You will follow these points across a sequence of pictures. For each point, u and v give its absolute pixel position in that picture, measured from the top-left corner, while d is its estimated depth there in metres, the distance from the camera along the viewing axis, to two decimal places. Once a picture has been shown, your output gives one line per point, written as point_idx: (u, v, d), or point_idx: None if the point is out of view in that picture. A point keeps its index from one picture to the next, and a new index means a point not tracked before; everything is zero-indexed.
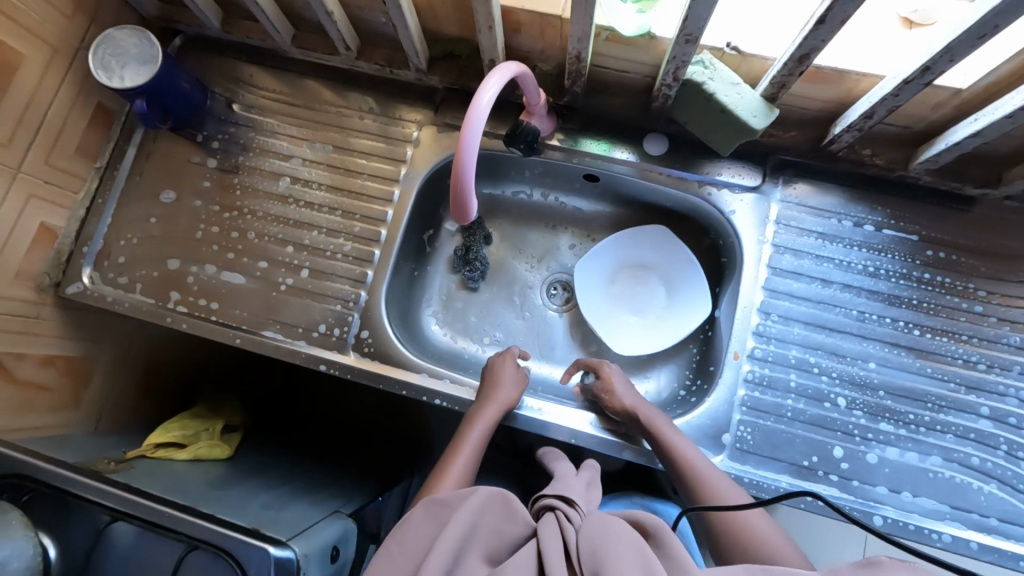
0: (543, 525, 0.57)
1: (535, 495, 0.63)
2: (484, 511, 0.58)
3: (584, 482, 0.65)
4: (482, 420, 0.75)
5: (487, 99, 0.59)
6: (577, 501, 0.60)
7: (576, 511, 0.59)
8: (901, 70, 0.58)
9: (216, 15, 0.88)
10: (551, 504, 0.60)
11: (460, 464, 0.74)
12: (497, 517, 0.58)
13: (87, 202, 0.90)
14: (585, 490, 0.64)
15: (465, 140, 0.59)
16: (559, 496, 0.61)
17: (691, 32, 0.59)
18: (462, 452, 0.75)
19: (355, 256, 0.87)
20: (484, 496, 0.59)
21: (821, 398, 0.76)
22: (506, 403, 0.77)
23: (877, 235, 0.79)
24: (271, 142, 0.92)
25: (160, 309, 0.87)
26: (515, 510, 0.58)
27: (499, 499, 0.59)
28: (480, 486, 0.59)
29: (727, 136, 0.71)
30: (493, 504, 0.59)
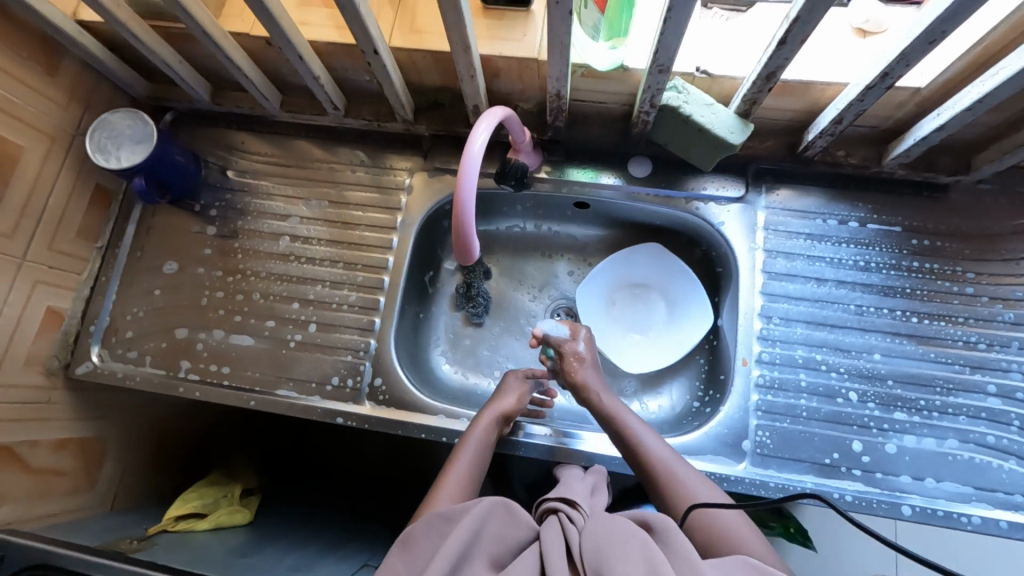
0: (546, 528, 0.60)
1: (540, 499, 0.67)
2: (489, 518, 0.57)
3: (587, 485, 0.70)
4: (482, 422, 0.76)
5: (480, 143, 0.61)
6: (578, 504, 0.64)
7: (579, 513, 0.62)
8: (862, 77, 0.61)
9: (206, 89, 0.91)
10: (556, 507, 0.63)
11: (460, 467, 0.71)
12: (500, 524, 0.58)
13: (90, 282, 0.91)
14: (587, 494, 0.68)
15: (464, 182, 0.60)
16: (560, 498, 0.65)
17: (662, 63, 0.62)
18: (464, 455, 0.73)
19: (361, 306, 0.88)
20: (488, 504, 0.58)
21: (833, 394, 0.77)
22: (508, 408, 0.79)
23: (862, 230, 0.82)
24: (268, 204, 0.95)
25: (171, 380, 0.87)
26: (518, 517, 0.59)
27: (502, 506, 0.59)
28: (483, 496, 0.59)
29: (707, 152, 0.75)
30: (497, 512, 0.59)
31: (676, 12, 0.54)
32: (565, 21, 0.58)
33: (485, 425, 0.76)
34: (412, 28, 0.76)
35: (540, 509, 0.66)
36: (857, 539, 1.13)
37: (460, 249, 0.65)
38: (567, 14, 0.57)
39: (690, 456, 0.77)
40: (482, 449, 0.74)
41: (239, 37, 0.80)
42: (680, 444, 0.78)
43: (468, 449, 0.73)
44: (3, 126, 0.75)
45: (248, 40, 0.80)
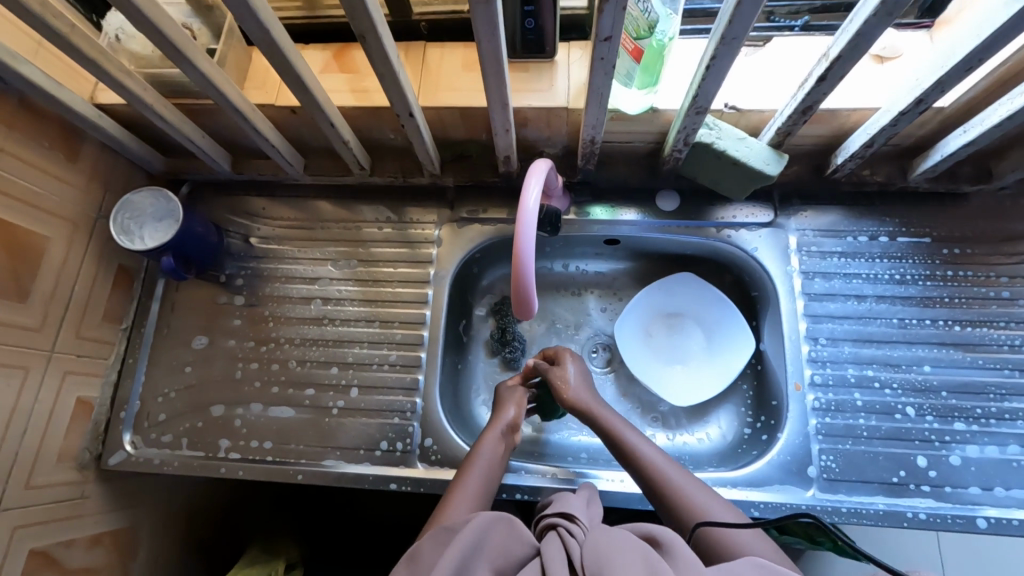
0: (547, 543, 0.58)
1: (538, 515, 0.64)
2: (490, 530, 0.57)
3: (582, 499, 0.66)
4: (491, 435, 0.78)
5: (534, 200, 0.61)
6: (577, 516, 0.61)
7: (578, 525, 0.60)
8: (895, 103, 0.63)
9: (227, 160, 0.90)
10: (554, 522, 0.61)
11: (473, 479, 0.72)
12: (502, 538, 0.57)
13: (117, 366, 0.89)
14: (584, 505, 0.65)
15: (522, 232, 0.59)
16: (559, 513, 0.62)
17: (701, 104, 0.63)
18: (475, 469, 0.73)
19: (403, 364, 0.86)
20: (489, 517, 0.58)
21: (890, 411, 0.77)
22: (512, 419, 0.80)
23: (893, 244, 0.84)
24: (294, 268, 0.93)
25: (211, 461, 0.84)
26: (520, 531, 0.58)
27: (505, 521, 0.59)
28: (485, 509, 0.59)
29: (741, 183, 0.75)
30: (499, 526, 0.59)
31: (720, 60, 0.55)
32: (606, 76, 0.59)
33: (495, 438, 0.77)
34: (438, 86, 0.77)
35: (538, 524, 0.63)
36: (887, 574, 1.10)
37: (520, 308, 0.66)
38: (609, 69, 0.57)
39: (757, 488, 0.76)
40: (492, 464, 0.75)
41: (262, 108, 0.79)
42: (744, 476, 0.77)
43: (478, 463, 0.74)
44: (27, 219, 0.73)
45: (272, 110, 0.80)
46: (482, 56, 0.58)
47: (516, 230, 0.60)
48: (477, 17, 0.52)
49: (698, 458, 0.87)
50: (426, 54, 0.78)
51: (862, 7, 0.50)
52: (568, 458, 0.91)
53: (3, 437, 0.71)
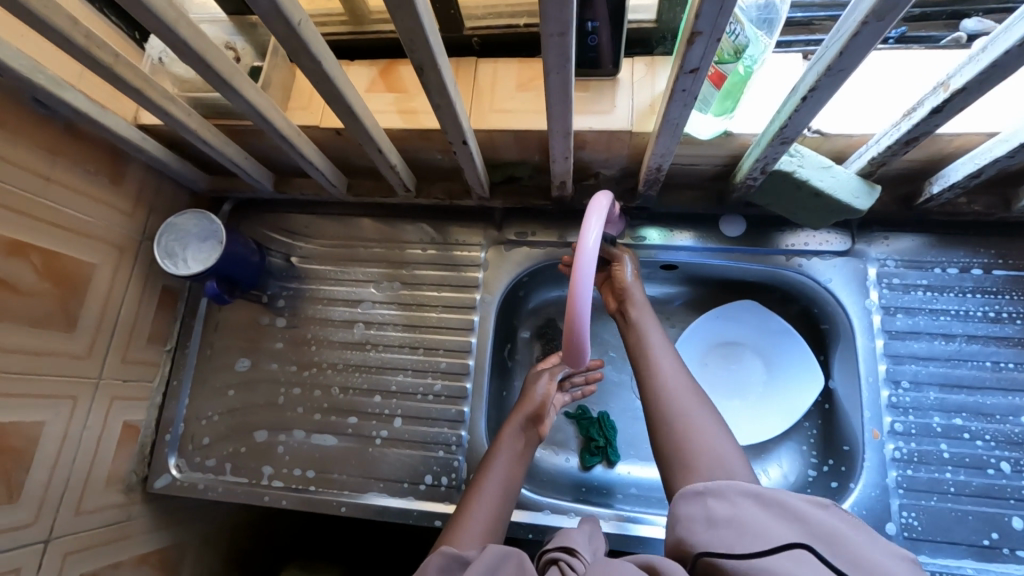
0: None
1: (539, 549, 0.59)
2: (496, 571, 0.52)
3: (586, 533, 0.61)
4: (509, 439, 0.74)
5: (592, 240, 0.56)
6: (578, 551, 0.56)
7: (580, 560, 0.55)
8: (1015, 133, 0.55)
9: (269, 179, 0.87)
10: (555, 557, 0.56)
11: (490, 487, 0.69)
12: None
13: (162, 387, 0.88)
14: (588, 540, 0.60)
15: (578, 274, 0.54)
16: (560, 547, 0.57)
17: (787, 135, 0.56)
18: (492, 481, 0.69)
19: (448, 395, 0.83)
20: (495, 555, 0.53)
21: (982, 465, 0.70)
22: (534, 411, 0.75)
23: (987, 277, 0.76)
24: (336, 289, 0.90)
25: (255, 488, 0.82)
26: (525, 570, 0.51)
27: (511, 557, 0.53)
28: (492, 544, 0.54)
29: (820, 215, 0.69)
30: (504, 564, 0.53)
31: (819, 92, 0.49)
32: (685, 107, 0.53)
33: (517, 448, 0.73)
34: (491, 106, 0.72)
35: (540, 560, 0.58)
36: None
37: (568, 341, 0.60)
38: (689, 100, 0.52)
39: None
40: (513, 468, 0.71)
41: (307, 129, 0.76)
42: None
43: (495, 473, 0.70)
44: (74, 247, 0.72)
45: (316, 131, 0.76)
46: (547, 86, 0.52)
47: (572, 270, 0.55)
48: (549, 49, 0.46)
49: None
50: (478, 71, 0.73)
51: (1005, 35, 0.43)
52: (617, 495, 0.86)
53: (53, 466, 0.71)
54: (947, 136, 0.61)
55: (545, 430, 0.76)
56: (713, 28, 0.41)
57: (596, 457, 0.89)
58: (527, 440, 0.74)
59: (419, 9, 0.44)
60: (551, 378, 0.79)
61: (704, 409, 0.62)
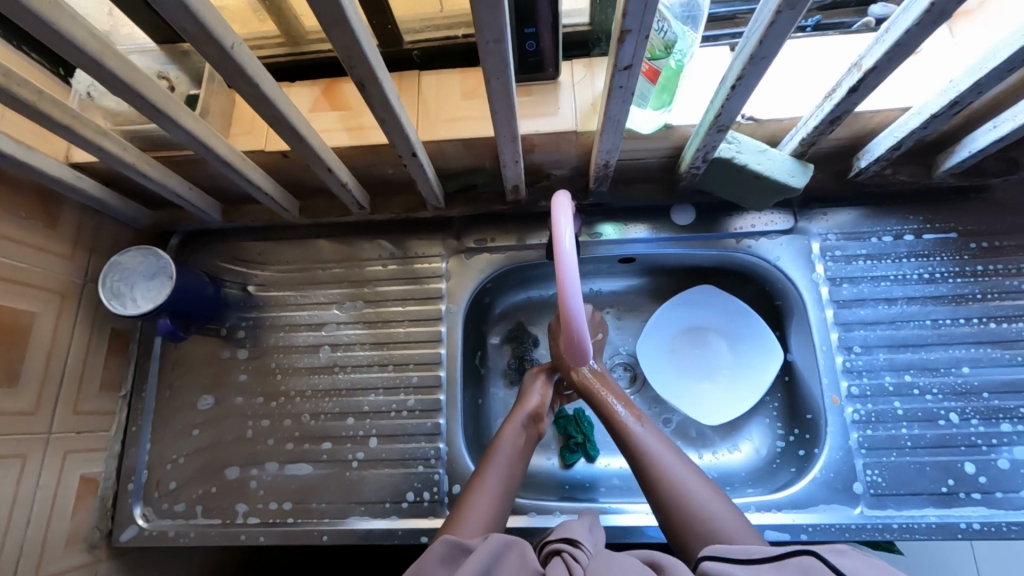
0: (552, 567, 0.53)
1: (540, 541, 0.59)
2: (500, 559, 0.53)
3: (587, 525, 0.62)
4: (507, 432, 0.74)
5: (568, 241, 0.56)
6: (582, 541, 0.57)
7: (582, 551, 0.56)
8: (925, 106, 0.60)
9: (216, 209, 0.85)
10: (557, 548, 0.57)
11: (493, 480, 0.68)
12: (512, 567, 0.52)
13: (121, 435, 0.84)
14: (588, 531, 0.60)
15: (567, 304, 0.57)
16: (563, 539, 0.58)
17: (723, 122, 0.59)
18: (493, 474, 0.69)
19: (422, 409, 0.82)
20: (498, 543, 0.54)
21: (933, 418, 0.75)
22: (533, 408, 0.78)
23: (919, 242, 0.81)
24: (298, 314, 0.88)
25: (230, 529, 0.79)
26: (527, 558, 0.53)
27: (512, 547, 0.54)
28: (493, 534, 0.55)
29: (763, 196, 0.72)
30: (505, 554, 0.53)
31: (746, 79, 0.51)
32: (624, 103, 0.55)
33: (518, 443, 0.74)
34: (438, 117, 0.72)
35: (541, 552, 0.59)
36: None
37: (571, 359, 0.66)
38: (627, 96, 0.54)
39: (803, 509, 0.73)
40: (513, 457, 0.71)
41: (252, 154, 0.75)
42: (788, 497, 0.74)
43: (496, 470, 0.70)
44: (11, 297, 0.68)
45: (261, 155, 0.75)
46: (490, 94, 0.53)
47: (560, 293, 0.57)
48: (487, 56, 0.47)
49: (734, 478, 0.84)
50: (421, 84, 0.74)
51: (904, 14, 0.46)
52: (600, 488, 0.87)
53: (6, 531, 0.66)
54: (868, 112, 0.66)
55: (542, 428, 0.78)
56: (639, 25, 0.43)
57: (576, 453, 0.90)
58: (527, 435, 0.75)
59: (353, 24, 0.44)
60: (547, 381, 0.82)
61: (706, 490, 0.62)
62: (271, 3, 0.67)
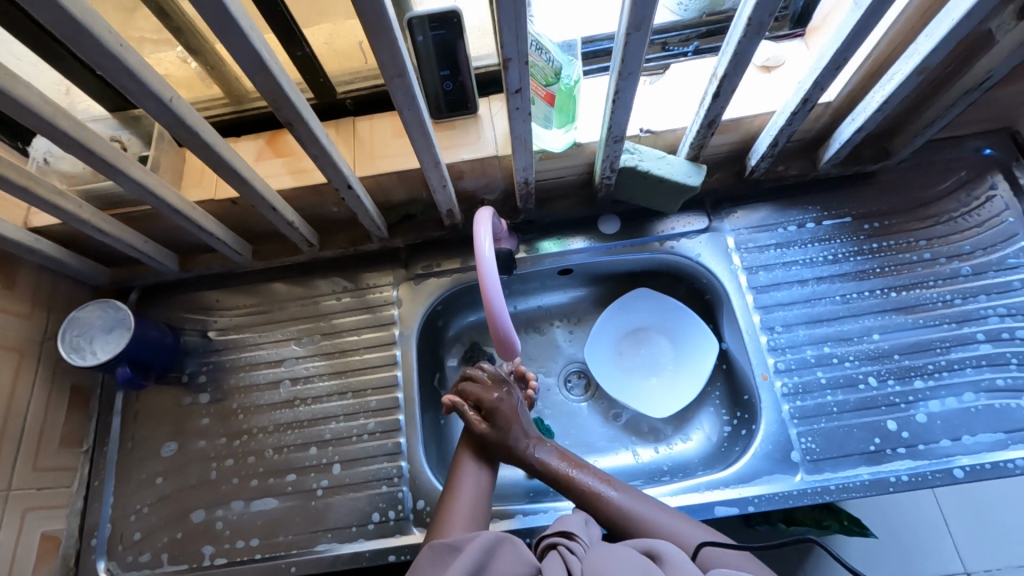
0: (547, 561, 0.58)
1: (538, 537, 0.64)
2: (495, 551, 0.57)
3: (581, 517, 0.66)
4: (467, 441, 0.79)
5: (489, 250, 0.65)
6: (576, 534, 0.62)
7: (578, 544, 0.61)
8: (786, 105, 0.70)
9: (172, 260, 0.90)
10: (554, 542, 0.62)
11: (467, 491, 0.73)
12: (508, 560, 0.57)
13: (83, 491, 0.84)
14: (584, 524, 0.65)
15: (491, 303, 0.64)
16: (559, 531, 0.63)
17: (616, 134, 0.68)
18: (467, 475, 0.75)
19: (382, 430, 0.85)
20: (493, 537, 0.58)
21: (854, 383, 0.81)
22: None
23: (820, 227, 0.90)
24: (257, 353, 0.92)
25: (197, 572, 0.79)
26: (521, 550, 0.58)
27: (505, 541, 0.58)
28: (484, 531, 0.59)
29: (671, 197, 0.81)
30: (500, 548, 0.58)
31: (623, 93, 0.60)
32: (525, 123, 0.63)
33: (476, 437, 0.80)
34: (373, 155, 0.80)
35: (539, 548, 0.63)
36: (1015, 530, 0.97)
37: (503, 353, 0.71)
38: (527, 116, 0.62)
39: (749, 483, 0.77)
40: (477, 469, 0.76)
41: (203, 204, 0.81)
42: (734, 473, 0.78)
43: (468, 472, 0.75)
44: None
45: (211, 204, 0.81)
46: (406, 125, 0.61)
47: (483, 297, 0.65)
48: (395, 90, 0.56)
49: (689, 466, 0.88)
50: (356, 128, 0.82)
51: (735, 30, 0.56)
52: None
53: None
54: (745, 117, 0.76)
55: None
56: (517, 53, 0.52)
57: None
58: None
59: (273, 71, 0.52)
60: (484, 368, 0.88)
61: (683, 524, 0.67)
62: (211, 67, 0.75)
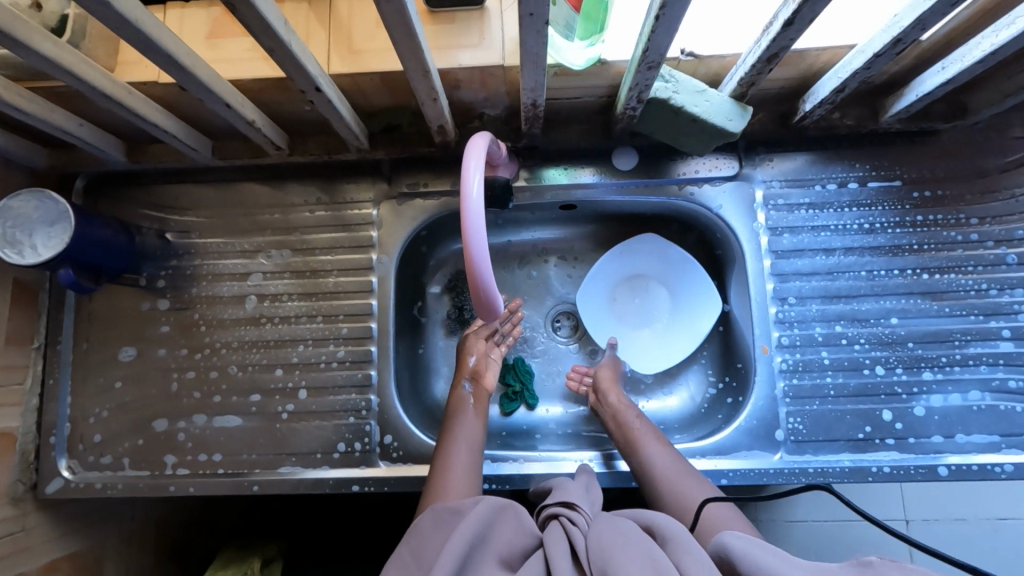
0: (548, 533, 0.56)
1: (539, 505, 0.61)
2: (497, 518, 0.55)
3: (582, 485, 0.64)
4: (464, 410, 0.75)
5: (477, 189, 0.54)
6: (578, 504, 0.59)
7: (580, 514, 0.58)
8: (870, 44, 0.56)
9: (117, 147, 0.77)
10: (556, 512, 0.59)
11: (461, 453, 0.69)
12: (509, 528, 0.55)
13: (38, 388, 0.81)
14: (584, 493, 0.62)
15: (472, 251, 0.54)
16: (559, 501, 0.60)
17: (652, 59, 0.54)
18: (461, 444, 0.70)
19: (352, 360, 0.80)
20: (495, 506, 0.56)
21: (858, 367, 0.75)
22: (472, 368, 0.80)
23: (863, 190, 0.79)
24: (222, 264, 0.83)
25: (159, 480, 0.78)
26: (523, 520, 0.56)
27: (508, 510, 0.57)
28: (485, 497, 0.57)
29: (702, 140, 0.69)
30: (501, 515, 0.56)
31: (670, 9, 0.46)
32: (540, 34, 0.49)
33: (469, 406, 0.76)
34: (350, 48, 0.66)
35: (541, 516, 0.61)
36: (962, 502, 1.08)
37: (484, 315, 0.62)
38: (541, 26, 0.48)
39: (726, 455, 0.75)
40: (472, 435, 0.72)
41: (146, 87, 0.67)
42: (713, 445, 0.76)
43: (460, 441, 0.71)
44: None
45: (156, 89, 0.67)
46: (386, 19, 0.47)
47: (465, 243, 0.54)
48: None
49: (667, 425, 0.86)
50: (332, 6, 0.66)
51: None
52: (537, 435, 0.87)
53: None
54: (813, 50, 0.62)
55: (489, 385, 0.80)
56: None
57: (515, 401, 0.89)
58: (475, 392, 0.78)
59: None
60: (479, 338, 0.83)
61: (686, 478, 0.67)
62: None
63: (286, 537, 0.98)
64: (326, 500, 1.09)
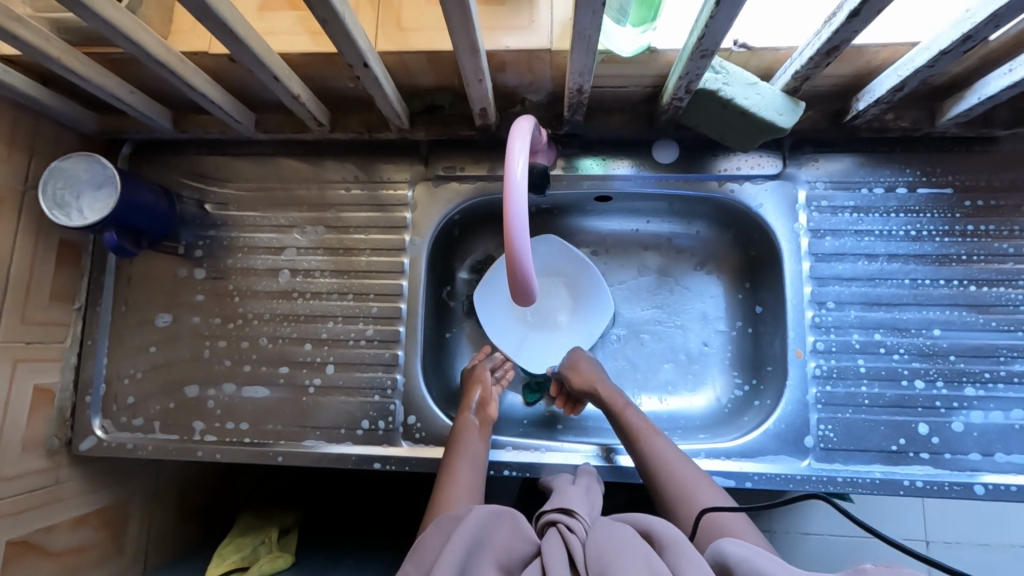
0: (547, 540, 0.55)
1: (538, 511, 0.61)
2: (493, 526, 0.55)
3: (581, 489, 0.64)
4: (470, 431, 0.74)
5: (521, 172, 0.54)
6: (576, 510, 0.58)
7: (580, 520, 0.57)
8: (936, 40, 0.54)
9: (164, 116, 0.79)
10: (553, 518, 0.58)
11: (463, 475, 0.69)
12: (506, 535, 0.55)
13: (76, 348, 0.83)
14: (583, 497, 0.62)
15: (513, 230, 0.54)
16: (558, 508, 0.59)
17: (706, 48, 0.53)
18: (464, 462, 0.70)
19: (380, 339, 0.81)
20: (491, 513, 0.57)
21: (895, 377, 0.73)
22: (479, 398, 0.79)
23: (911, 196, 0.76)
24: (258, 237, 0.85)
25: (187, 444, 0.80)
26: (520, 526, 0.56)
27: (505, 516, 0.57)
28: (482, 504, 0.57)
29: (749, 135, 0.68)
30: (499, 521, 0.56)
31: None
32: (596, 15, 0.48)
33: (474, 429, 0.75)
34: (399, 25, 0.66)
35: (539, 521, 0.60)
36: (987, 527, 1.05)
37: (523, 298, 0.61)
38: (597, 7, 0.47)
39: (752, 458, 0.74)
40: (476, 456, 0.72)
41: (198, 56, 0.68)
42: (739, 447, 0.74)
43: (463, 462, 0.70)
44: None
45: (206, 59, 0.68)
46: None
47: (506, 223, 0.54)
48: None
49: (690, 424, 0.85)
50: None
51: None
52: (559, 426, 0.87)
53: None
54: (872, 46, 0.60)
55: (494, 413, 0.78)
56: None
57: (537, 392, 0.89)
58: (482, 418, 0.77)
59: None
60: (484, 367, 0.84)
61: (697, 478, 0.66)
62: None
63: (304, 506, 1.00)
64: (343, 475, 1.11)
